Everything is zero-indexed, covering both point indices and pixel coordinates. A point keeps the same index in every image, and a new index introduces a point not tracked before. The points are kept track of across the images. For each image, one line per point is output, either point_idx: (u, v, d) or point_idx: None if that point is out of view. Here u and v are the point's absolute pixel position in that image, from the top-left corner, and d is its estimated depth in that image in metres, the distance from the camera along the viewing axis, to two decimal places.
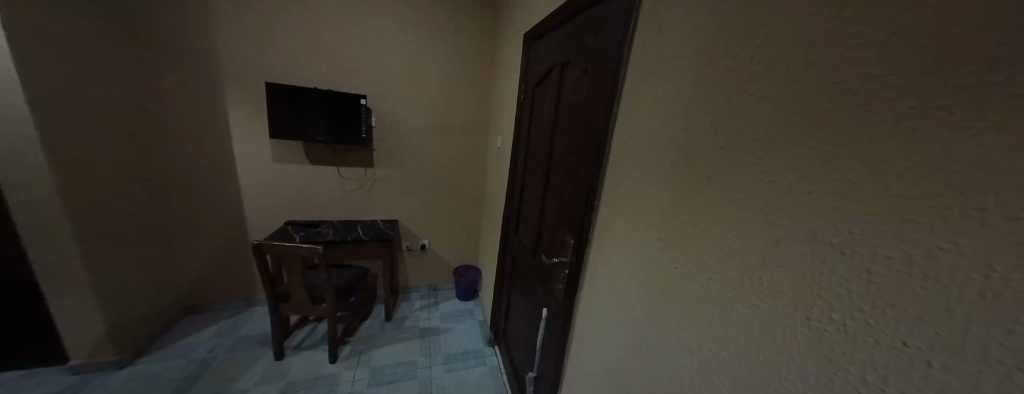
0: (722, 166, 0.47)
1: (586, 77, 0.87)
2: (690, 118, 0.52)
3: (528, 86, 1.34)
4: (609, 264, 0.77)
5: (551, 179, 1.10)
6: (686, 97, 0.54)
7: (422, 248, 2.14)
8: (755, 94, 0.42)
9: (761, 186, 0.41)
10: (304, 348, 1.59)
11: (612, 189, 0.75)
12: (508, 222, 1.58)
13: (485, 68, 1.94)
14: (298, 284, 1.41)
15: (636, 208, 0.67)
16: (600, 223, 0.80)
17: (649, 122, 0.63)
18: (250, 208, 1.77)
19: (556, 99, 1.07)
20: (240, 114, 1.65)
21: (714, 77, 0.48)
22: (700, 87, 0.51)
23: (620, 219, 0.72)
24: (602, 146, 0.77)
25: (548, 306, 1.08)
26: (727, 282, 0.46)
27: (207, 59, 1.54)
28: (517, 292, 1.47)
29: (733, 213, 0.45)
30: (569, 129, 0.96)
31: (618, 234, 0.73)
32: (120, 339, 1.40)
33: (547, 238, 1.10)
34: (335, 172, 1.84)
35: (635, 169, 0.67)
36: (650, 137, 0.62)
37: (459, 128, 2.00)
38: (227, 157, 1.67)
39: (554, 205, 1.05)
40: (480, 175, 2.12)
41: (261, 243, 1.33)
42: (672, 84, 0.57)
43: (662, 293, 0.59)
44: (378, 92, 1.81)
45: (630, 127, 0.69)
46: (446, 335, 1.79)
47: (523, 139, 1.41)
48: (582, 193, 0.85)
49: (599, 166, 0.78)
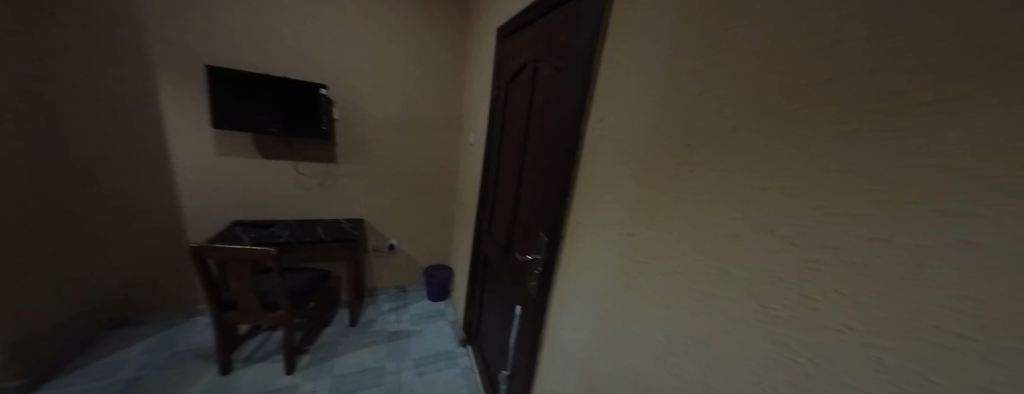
0: (687, 164, 0.48)
1: (559, 74, 0.87)
2: (659, 116, 0.53)
3: (501, 83, 1.32)
4: (580, 259, 0.77)
5: (524, 177, 1.09)
6: (655, 96, 0.55)
7: (390, 248, 2.04)
8: (718, 93, 0.43)
9: (723, 183, 0.42)
10: (255, 360, 1.46)
11: (584, 186, 0.75)
12: (481, 220, 1.56)
13: (457, 62, 1.89)
14: (248, 290, 1.29)
15: (607, 204, 0.67)
16: (572, 219, 0.80)
17: (620, 119, 0.64)
18: (189, 206, 1.58)
19: (529, 97, 1.06)
20: (175, 100, 1.46)
21: (681, 77, 0.50)
22: (668, 87, 0.52)
23: (591, 215, 0.73)
24: (574, 143, 0.77)
25: (521, 305, 1.07)
26: (692, 274, 0.47)
27: (132, 36, 1.34)
28: (490, 291, 1.45)
29: (698, 209, 0.46)
30: (542, 127, 0.96)
31: (589, 229, 0.73)
32: (20, 362, 1.18)
33: (520, 237, 1.09)
34: (291, 166, 1.70)
35: (606, 166, 0.68)
36: (621, 134, 0.63)
37: (430, 123, 1.93)
38: (159, 149, 1.48)
39: (527, 203, 1.05)
40: (452, 172, 2.07)
41: (202, 245, 1.19)
42: (641, 82, 0.58)
43: (632, 286, 0.60)
44: (341, 82, 1.69)
45: (601, 124, 0.69)
46: (416, 338, 1.73)
47: (496, 136, 1.39)
48: (554, 191, 0.85)
49: (571, 163, 0.78)
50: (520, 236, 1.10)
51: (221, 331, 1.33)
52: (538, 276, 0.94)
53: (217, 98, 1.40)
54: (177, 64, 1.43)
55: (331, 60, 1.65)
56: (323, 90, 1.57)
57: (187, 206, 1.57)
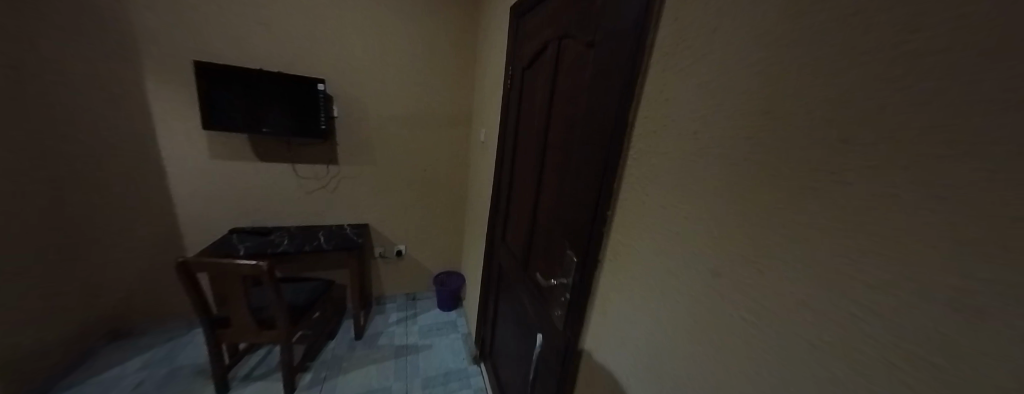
0: (813, 170, 0.29)
1: (592, 50, 0.67)
2: (765, 96, 0.33)
3: (517, 71, 1.13)
4: (622, 293, 0.58)
5: (547, 181, 0.90)
6: (754, 65, 0.34)
7: (398, 254, 1.91)
8: (927, 41, 0.22)
9: (911, 207, 0.23)
10: (254, 378, 1.36)
11: (631, 197, 0.55)
12: (494, 227, 1.39)
13: (466, 52, 1.71)
14: (239, 306, 1.17)
15: (669, 225, 0.47)
16: (612, 239, 0.60)
17: (687, 104, 0.43)
18: (185, 214, 1.50)
19: (554, 84, 0.87)
20: (165, 102, 1.37)
21: (798, 29, 0.30)
22: (779, 49, 0.32)
23: (643, 237, 0.53)
24: (615, 140, 0.57)
25: (543, 335, 0.90)
26: (838, 360, 0.28)
27: (114, 33, 1.24)
28: (505, 307, 1.29)
29: (843, 248, 0.27)
30: (570, 119, 0.77)
31: (639, 255, 0.54)
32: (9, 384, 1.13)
33: (542, 253, 0.91)
34: (290, 169, 1.59)
35: (666, 172, 0.48)
36: (692, 126, 0.43)
37: (437, 120, 1.77)
38: (150, 155, 1.39)
39: (551, 212, 0.86)
40: (462, 172, 1.91)
41: (186, 259, 1.08)
42: (725, 46, 0.38)
43: (710, 349, 0.41)
44: (340, 78, 1.55)
45: (658, 112, 0.49)
46: (425, 354, 1.60)
47: (511, 132, 1.21)
48: (587, 202, 0.65)
49: (612, 166, 0.58)
50: (542, 251, 0.91)
51: (214, 350, 1.23)
52: (565, 305, 0.75)
53: (205, 97, 1.28)
54: (165, 62, 1.33)
55: (328, 54, 1.51)
56: (321, 85, 1.44)
57: (183, 214, 1.49)
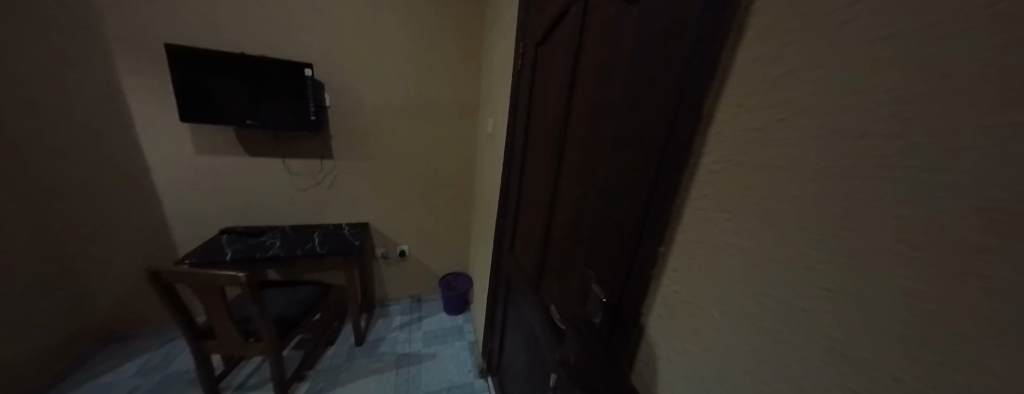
0: None
1: (634, 6, 0.46)
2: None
3: (530, 49, 0.92)
4: (680, 372, 0.38)
5: (568, 188, 0.70)
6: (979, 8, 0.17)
7: (401, 255, 1.79)
8: None
9: None
10: (247, 389, 1.28)
11: (706, 234, 0.34)
12: (502, 232, 1.22)
13: (470, 32, 1.52)
14: (221, 317, 1.07)
15: (788, 296, 0.26)
16: (663, 289, 0.40)
17: (859, 77, 0.22)
18: (174, 211, 1.47)
19: (578, 62, 0.66)
20: (148, 96, 1.32)
21: None
22: None
23: (726, 302, 0.32)
24: (676, 141, 0.36)
25: (560, 378, 0.73)
26: None
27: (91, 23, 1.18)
28: (514, 324, 1.13)
29: None
30: (601, 109, 0.56)
31: (715, 324, 0.33)
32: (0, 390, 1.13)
33: (559, 280, 0.72)
34: (280, 165, 1.50)
35: (786, 202, 0.26)
36: (856, 120, 0.21)
37: (442, 109, 1.60)
38: (136, 151, 1.36)
39: (571, 230, 0.67)
40: (469, 167, 1.74)
41: (157, 268, 0.98)
42: None
43: None
44: (330, 64, 1.41)
45: (769, 93, 0.27)
46: (428, 365, 1.48)
47: (522, 125, 1.00)
48: (625, 229, 0.45)
49: (672, 181, 0.37)
50: (561, 276, 0.71)
51: (200, 361, 1.15)
52: (589, 359, 0.57)
53: (178, 84, 1.16)
54: (151, 56, 1.28)
55: (317, 38, 1.38)
56: (310, 71, 1.29)
57: (173, 211, 1.47)
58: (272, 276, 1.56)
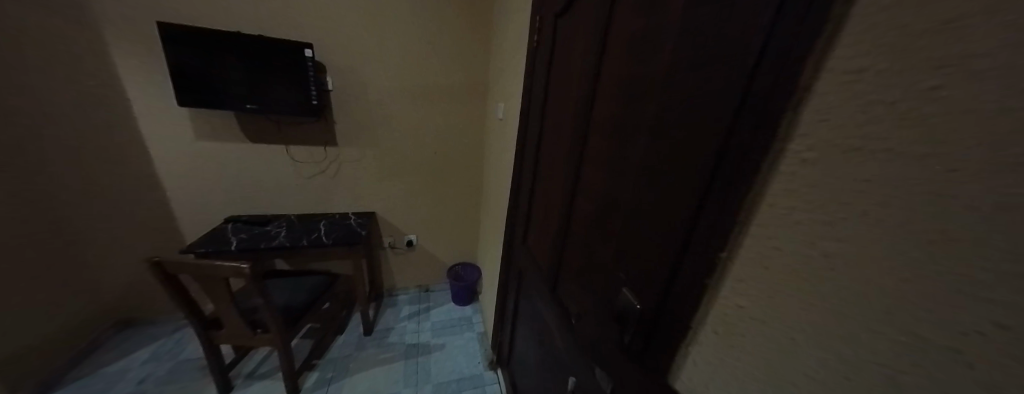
0: None
1: None
2: None
3: (547, 26, 0.83)
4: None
5: (592, 180, 0.63)
6: None
7: (408, 245, 1.76)
8: None
9: None
10: (258, 377, 1.29)
11: (791, 240, 0.26)
12: (513, 223, 1.16)
13: (479, 8, 1.41)
14: (227, 308, 1.05)
15: (933, 329, 0.19)
16: (721, 302, 0.33)
17: None
18: (178, 200, 1.45)
19: (608, 35, 0.57)
20: (144, 80, 1.27)
21: None
22: None
23: (818, 325, 0.25)
24: (753, 122, 0.28)
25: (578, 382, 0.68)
26: None
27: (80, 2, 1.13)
28: (525, 320, 1.09)
29: None
30: (637, 89, 0.48)
31: (792, 351, 0.27)
32: (16, 375, 1.16)
33: (580, 279, 0.66)
34: (284, 152, 1.46)
35: (941, 205, 0.18)
36: None
37: (449, 93, 1.52)
38: (136, 138, 1.32)
39: (595, 227, 0.60)
40: (477, 154, 1.67)
41: (160, 258, 0.95)
42: None
43: None
44: (330, 44, 1.33)
45: (923, 48, 0.19)
46: (437, 356, 1.46)
47: (538, 110, 0.93)
48: (669, 230, 0.38)
49: (743, 173, 0.30)
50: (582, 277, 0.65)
51: (210, 351, 1.14)
52: (616, 369, 0.51)
53: (173, 65, 1.10)
54: (147, 38, 1.22)
55: (315, 15, 1.28)
56: (310, 51, 1.21)
57: (178, 200, 1.45)
58: (280, 265, 1.55)
